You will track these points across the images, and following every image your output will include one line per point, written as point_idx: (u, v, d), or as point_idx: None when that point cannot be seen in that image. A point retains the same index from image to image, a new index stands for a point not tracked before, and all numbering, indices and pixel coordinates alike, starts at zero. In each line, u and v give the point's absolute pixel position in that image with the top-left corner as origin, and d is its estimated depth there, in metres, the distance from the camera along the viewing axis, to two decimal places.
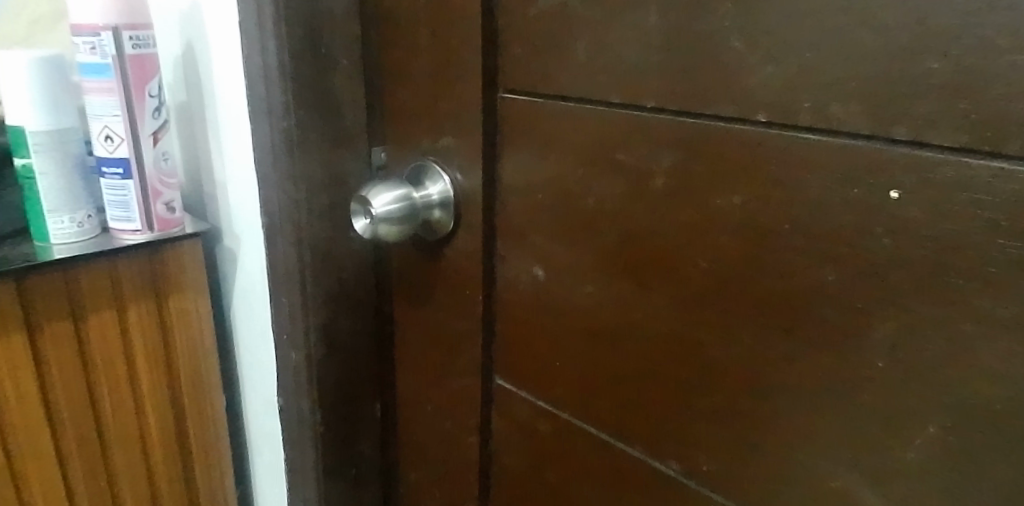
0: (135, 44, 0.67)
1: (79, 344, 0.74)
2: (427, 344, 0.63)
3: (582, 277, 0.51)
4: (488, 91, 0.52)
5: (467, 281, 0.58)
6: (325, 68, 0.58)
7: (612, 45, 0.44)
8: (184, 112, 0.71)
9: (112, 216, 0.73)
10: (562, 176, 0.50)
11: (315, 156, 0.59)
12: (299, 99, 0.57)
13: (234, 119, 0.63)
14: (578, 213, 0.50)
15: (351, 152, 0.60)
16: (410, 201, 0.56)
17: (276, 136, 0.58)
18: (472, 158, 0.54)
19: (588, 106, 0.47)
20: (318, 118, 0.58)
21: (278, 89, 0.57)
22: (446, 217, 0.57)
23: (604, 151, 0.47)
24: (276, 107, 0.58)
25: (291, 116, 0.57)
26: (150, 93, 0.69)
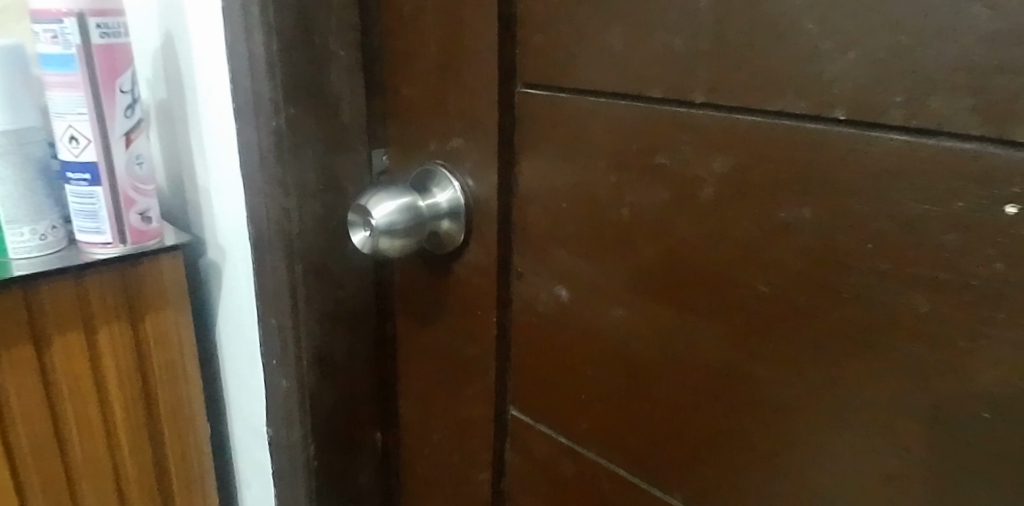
0: (103, 32, 0.60)
1: (42, 370, 0.68)
2: (433, 369, 0.57)
3: (614, 299, 0.44)
4: (505, 86, 0.46)
5: (479, 301, 0.52)
6: (319, 59, 0.51)
7: (653, 30, 0.38)
8: (163, 110, 0.64)
9: (80, 228, 0.66)
10: (590, 183, 0.43)
11: (309, 160, 0.52)
12: (291, 95, 0.51)
13: (216, 118, 0.57)
14: (609, 226, 0.43)
15: (350, 155, 0.54)
16: (416, 211, 0.50)
17: (264, 137, 0.52)
18: (486, 162, 0.48)
19: (622, 102, 0.40)
20: (312, 116, 0.52)
21: (266, 84, 0.50)
22: (456, 228, 0.51)
23: (643, 155, 0.40)
24: (264, 104, 0.51)
25: (280, 114, 0.51)
26: (121, 89, 0.63)
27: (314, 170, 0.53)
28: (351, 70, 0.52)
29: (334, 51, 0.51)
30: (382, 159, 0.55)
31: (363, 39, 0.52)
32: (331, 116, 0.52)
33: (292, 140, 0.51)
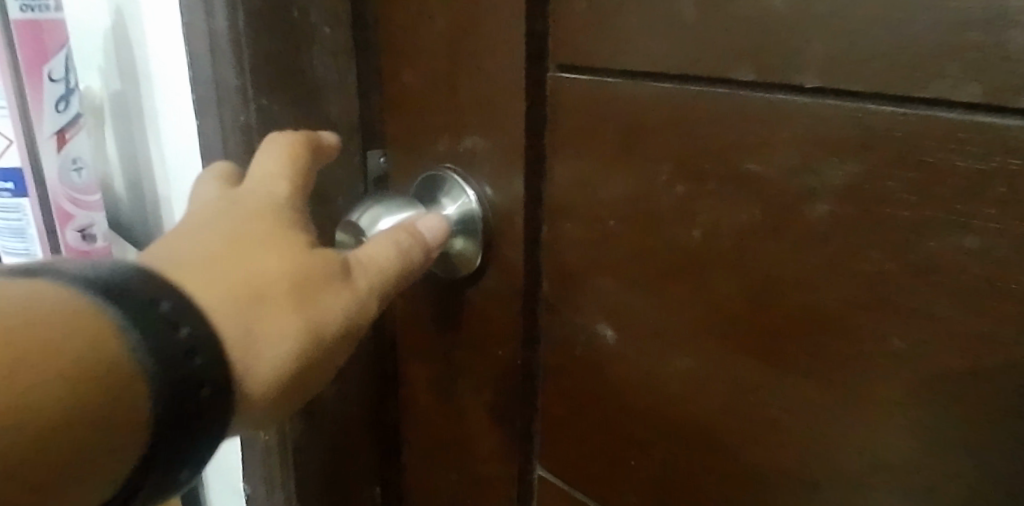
0: (25, 5, 0.50)
1: None
2: (443, 416, 0.47)
3: (675, 343, 0.35)
4: (534, 70, 0.36)
5: (501, 340, 0.42)
6: (298, 38, 0.40)
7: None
8: (117, 105, 0.55)
9: (7, 247, 0.57)
10: (647, 196, 0.33)
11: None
12: (263, 83, 0.40)
13: (176, 112, 0.46)
14: (672, 251, 0.33)
15: (339, 159, 0.44)
16: None
17: (230, 135, 0.42)
18: (509, 168, 0.38)
19: (696, 88, 0.30)
20: (293, 110, 0.42)
21: (231, 69, 0.40)
22: (471, 249, 0.41)
23: (723, 160, 0.30)
24: (229, 94, 0.41)
25: (251, 107, 0.41)
26: (51, 77, 0.53)
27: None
28: (339, 51, 0.42)
29: (318, 27, 0.41)
30: (378, 162, 0.45)
31: (355, 12, 0.42)
32: (313, 110, 0.42)
33: (265, 139, 0.41)
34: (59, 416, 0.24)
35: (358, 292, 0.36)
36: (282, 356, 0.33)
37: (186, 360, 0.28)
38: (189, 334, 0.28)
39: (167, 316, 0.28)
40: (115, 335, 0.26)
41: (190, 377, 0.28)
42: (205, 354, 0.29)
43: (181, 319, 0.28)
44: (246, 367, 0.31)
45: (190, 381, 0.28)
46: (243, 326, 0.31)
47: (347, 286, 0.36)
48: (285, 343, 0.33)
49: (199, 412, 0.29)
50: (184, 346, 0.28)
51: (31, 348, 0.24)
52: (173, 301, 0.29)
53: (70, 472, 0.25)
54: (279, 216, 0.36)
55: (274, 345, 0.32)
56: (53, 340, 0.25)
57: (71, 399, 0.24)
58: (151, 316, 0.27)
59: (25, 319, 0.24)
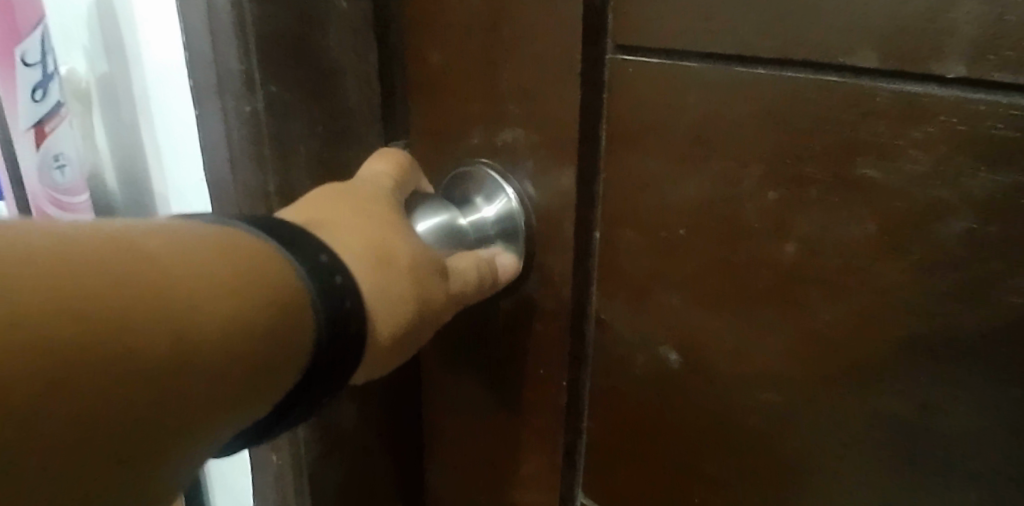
0: None
1: None
2: (474, 433, 0.43)
3: (755, 373, 0.30)
4: (590, 50, 0.31)
5: (544, 358, 0.37)
6: (312, 11, 0.35)
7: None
8: (106, 90, 0.50)
9: None
10: (728, 201, 0.28)
11: (305, 162, 0.37)
12: (273, 66, 0.34)
13: (172, 100, 0.41)
14: (758, 266, 0.28)
15: (358, 149, 0.39)
16: (460, 235, 0.36)
17: (232, 129, 0.36)
18: (557, 164, 0.33)
19: (801, 75, 0.25)
20: (306, 98, 0.36)
21: (233, 52, 0.34)
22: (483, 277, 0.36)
23: (829, 163, 0.25)
24: (231, 80, 0.35)
25: (258, 96, 0.35)
26: (25, 61, 0.48)
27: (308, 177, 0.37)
28: (358, 27, 0.37)
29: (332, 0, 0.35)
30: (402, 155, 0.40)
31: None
32: (329, 98, 0.37)
33: (276, 133, 0.36)
34: (212, 331, 0.23)
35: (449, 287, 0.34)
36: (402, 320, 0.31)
37: (338, 304, 0.28)
38: (343, 282, 0.28)
39: (326, 266, 0.28)
40: (249, 283, 0.25)
41: (338, 320, 0.28)
42: (355, 299, 0.29)
43: (337, 267, 0.28)
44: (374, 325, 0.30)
45: (344, 324, 0.28)
46: (376, 285, 0.30)
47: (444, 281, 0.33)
48: (408, 306, 0.31)
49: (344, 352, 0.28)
50: (339, 292, 0.28)
51: (162, 279, 0.22)
52: (328, 254, 0.28)
53: (170, 423, 0.22)
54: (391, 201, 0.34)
55: (398, 308, 0.31)
56: (184, 276, 0.23)
57: (218, 314, 0.23)
58: (310, 262, 0.27)
59: (160, 240, 0.23)
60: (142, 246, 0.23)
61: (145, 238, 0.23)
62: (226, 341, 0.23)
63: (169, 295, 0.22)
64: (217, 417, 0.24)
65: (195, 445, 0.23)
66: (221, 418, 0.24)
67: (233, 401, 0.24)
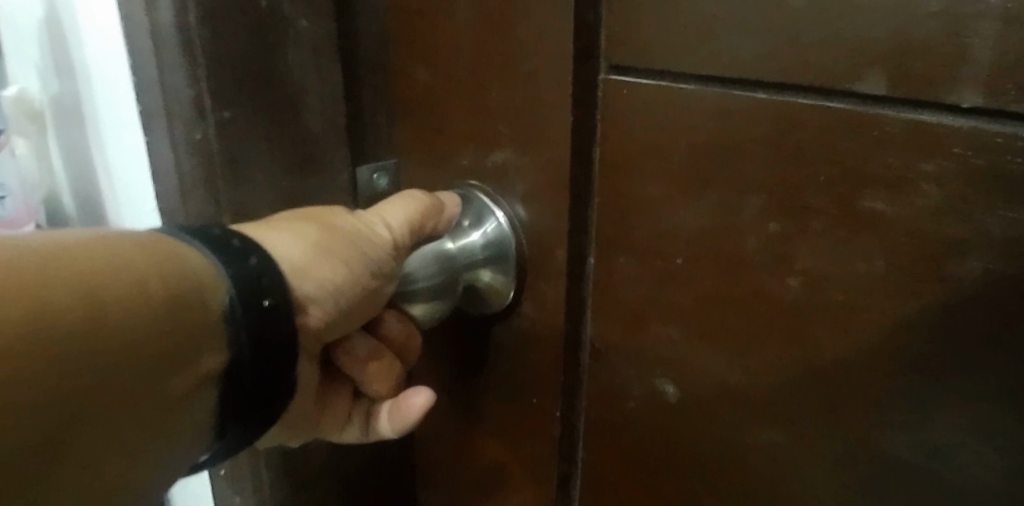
0: None
1: None
2: (466, 461, 0.41)
3: (755, 411, 0.28)
4: (583, 70, 0.29)
5: (538, 386, 0.35)
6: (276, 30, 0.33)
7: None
8: (61, 110, 0.50)
9: None
10: (726, 230, 0.27)
11: (265, 190, 0.35)
12: (225, 92, 0.33)
13: (119, 122, 0.40)
14: (757, 298, 0.27)
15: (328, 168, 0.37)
16: (445, 259, 0.35)
17: (184, 158, 0.34)
18: (547, 188, 0.32)
19: (804, 101, 0.24)
20: (264, 125, 0.34)
21: (182, 77, 0.32)
22: (432, 311, 0.35)
23: (835, 194, 0.24)
24: (181, 108, 0.33)
25: (207, 123, 0.33)
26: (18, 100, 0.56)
27: (268, 206, 0.36)
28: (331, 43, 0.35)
29: (292, 18, 0.34)
30: (372, 178, 0.39)
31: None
32: (291, 122, 0.35)
33: (231, 162, 0.34)
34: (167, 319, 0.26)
35: (370, 224, 0.32)
36: (317, 262, 0.30)
37: (244, 264, 0.28)
38: (258, 261, 0.28)
39: (239, 249, 0.28)
40: (184, 272, 0.27)
41: (250, 277, 0.28)
42: (261, 255, 0.29)
43: (251, 249, 0.29)
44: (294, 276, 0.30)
45: (256, 297, 0.28)
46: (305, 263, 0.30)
47: (356, 219, 0.32)
48: (312, 237, 0.30)
49: (265, 327, 0.28)
50: (253, 271, 0.28)
51: (92, 275, 0.24)
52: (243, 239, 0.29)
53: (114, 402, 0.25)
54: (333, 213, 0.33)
55: (326, 275, 0.31)
56: (119, 263, 0.25)
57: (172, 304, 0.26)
58: (224, 248, 0.28)
59: (101, 240, 0.25)
60: (76, 241, 0.25)
61: (80, 236, 0.25)
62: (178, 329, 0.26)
63: (111, 294, 0.24)
64: (155, 395, 0.26)
65: (140, 422, 0.26)
66: (165, 396, 0.26)
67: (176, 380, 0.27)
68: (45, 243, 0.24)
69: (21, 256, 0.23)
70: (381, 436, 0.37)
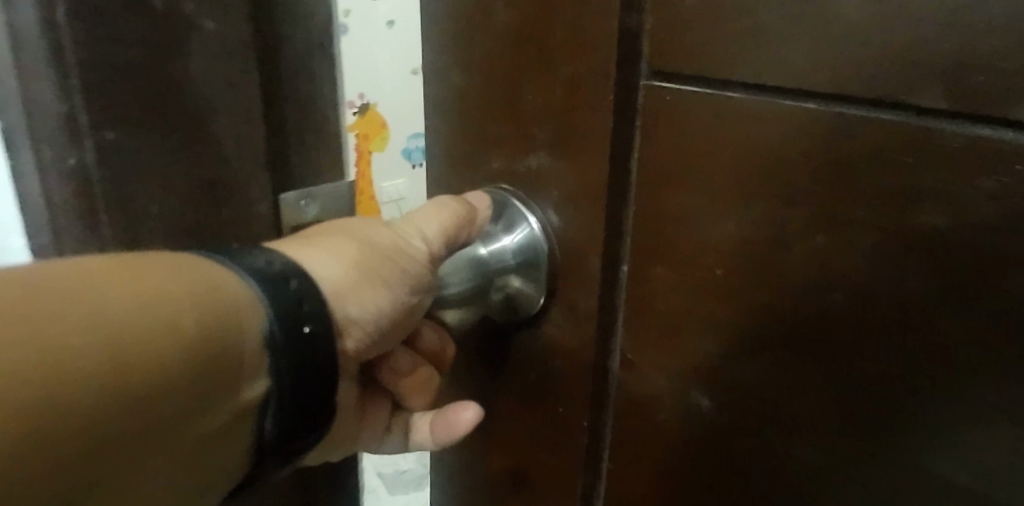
0: None
1: None
2: (488, 468, 0.40)
3: (790, 428, 0.28)
4: (625, 75, 0.29)
5: (565, 395, 0.35)
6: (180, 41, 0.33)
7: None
8: None
9: None
10: (768, 242, 0.27)
11: (166, 205, 0.36)
12: (104, 108, 0.33)
13: None
14: (799, 312, 0.26)
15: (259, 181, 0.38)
16: (481, 268, 0.35)
17: (52, 181, 0.34)
18: (581, 194, 0.31)
19: (857, 113, 0.24)
20: (157, 140, 0.34)
21: (51, 92, 0.32)
22: (465, 318, 0.36)
23: (887, 206, 0.23)
24: (51, 125, 0.33)
25: (84, 140, 0.33)
26: None
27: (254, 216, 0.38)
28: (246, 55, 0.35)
29: (198, 22, 0.34)
30: (300, 205, 0.41)
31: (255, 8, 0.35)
32: (195, 133, 0.35)
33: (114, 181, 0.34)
34: (195, 349, 0.26)
35: (406, 237, 0.33)
36: (359, 282, 0.31)
37: (284, 288, 0.28)
38: (299, 286, 0.29)
39: (281, 272, 0.29)
40: (214, 300, 0.27)
41: (291, 303, 0.28)
42: (301, 279, 0.29)
43: (292, 272, 0.29)
44: (335, 299, 0.31)
45: (296, 323, 0.29)
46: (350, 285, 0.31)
47: (391, 232, 0.32)
48: (349, 256, 0.31)
49: (306, 350, 0.29)
50: (294, 296, 0.29)
51: (118, 315, 0.24)
52: (285, 261, 0.29)
53: (135, 436, 0.25)
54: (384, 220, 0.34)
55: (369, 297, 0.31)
56: (144, 299, 0.25)
57: (201, 334, 0.26)
58: (264, 272, 0.28)
59: (131, 272, 0.26)
60: (102, 277, 0.25)
61: (105, 268, 0.26)
62: (203, 357, 0.26)
63: (135, 332, 0.24)
64: (183, 422, 0.27)
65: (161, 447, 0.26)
66: (194, 420, 0.27)
67: (205, 406, 0.27)
68: (66, 280, 0.24)
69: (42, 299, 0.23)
70: (421, 447, 0.39)
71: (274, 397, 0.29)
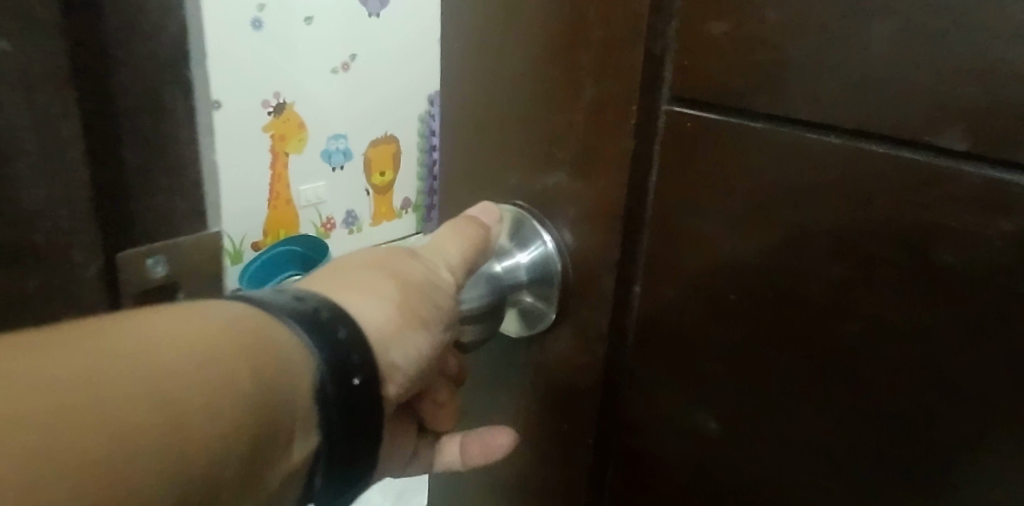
0: None
1: None
2: (490, 478, 0.41)
3: (801, 452, 0.29)
4: (647, 101, 0.29)
5: (573, 411, 0.35)
6: None
7: (982, 22, 0.21)
8: None
9: None
10: (786, 272, 0.27)
11: None
12: None
13: None
14: (815, 341, 0.27)
15: None
16: (500, 288, 0.35)
17: None
18: (598, 215, 0.32)
19: (879, 151, 0.24)
20: None
21: None
22: (481, 333, 0.36)
23: (906, 242, 0.24)
24: None
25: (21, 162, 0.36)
26: None
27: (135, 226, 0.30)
28: None
29: None
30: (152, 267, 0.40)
31: None
32: None
33: None
34: (248, 381, 0.24)
35: (435, 267, 0.32)
36: (399, 323, 0.29)
37: (333, 337, 0.27)
38: (349, 335, 0.27)
39: (327, 320, 0.27)
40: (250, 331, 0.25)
41: (338, 354, 0.27)
42: (349, 326, 0.27)
43: (340, 320, 0.27)
44: (380, 346, 0.29)
45: (349, 375, 0.26)
46: (395, 330, 0.29)
47: (423, 263, 0.32)
48: (392, 296, 0.29)
49: (357, 404, 0.27)
50: (344, 347, 0.27)
51: (155, 361, 0.23)
52: (330, 308, 0.27)
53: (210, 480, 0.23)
54: (401, 254, 0.32)
55: (412, 340, 0.30)
56: (177, 343, 0.24)
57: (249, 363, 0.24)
58: (310, 319, 0.27)
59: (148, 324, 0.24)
60: (134, 351, 0.23)
61: (131, 342, 0.23)
62: (259, 382, 0.24)
63: (175, 374, 0.23)
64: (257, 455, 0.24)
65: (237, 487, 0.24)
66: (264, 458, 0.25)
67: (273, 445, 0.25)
68: (94, 358, 0.22)
69: (72, 383, 0.21)
70: (447, 469, 0.39)
71: (325, 447, 0.27)
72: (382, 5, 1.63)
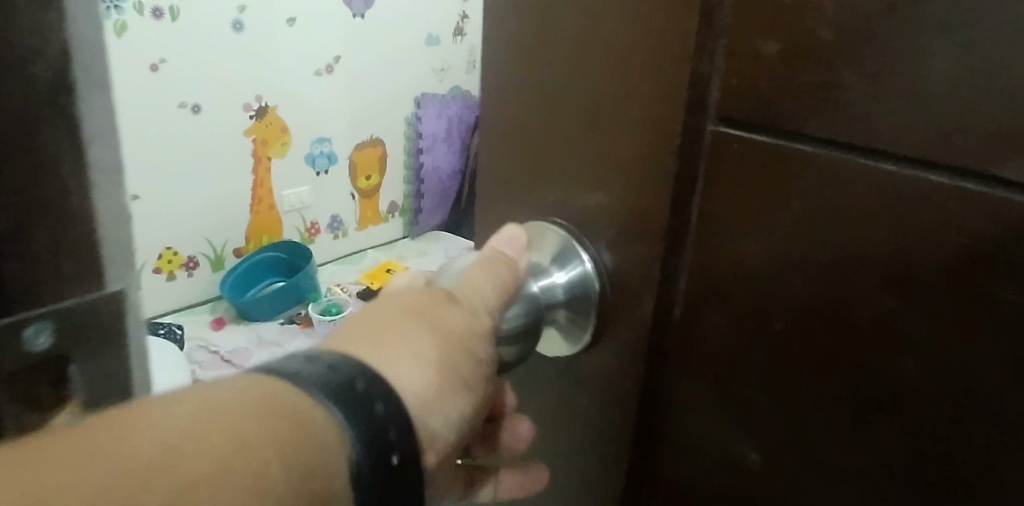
0: None
1: None
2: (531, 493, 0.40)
3: (847, 482, 0.28)
4: (690, 121, 0.28)
5: (614, 432, 0.35)
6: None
7: None
8: None
9: None
10: (837, 301, 0.26)
11: None
12: None
13: None
14: (865, 372, 0.26)
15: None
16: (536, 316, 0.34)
17: None
18: (642, 235, 0.31)
19: (939, 180, 0.23)
20: None
21: None
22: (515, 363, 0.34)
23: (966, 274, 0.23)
24: None
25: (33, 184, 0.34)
26: None
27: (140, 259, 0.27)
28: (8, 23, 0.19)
29: None
30: None
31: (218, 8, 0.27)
32: None
33: None
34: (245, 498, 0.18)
35: (475, 310, 0.30)
36: (438, 388, 0.26)
37: (370, 412, 0.22)
38: (387, 409, 0.23)
39: (364, 392, 0.22)
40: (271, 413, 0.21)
41: (373, 432, 0.22)
42: (386, 399, 0.23)
43: (377, 391, 0.23)
44: (419, 413, 0.26)
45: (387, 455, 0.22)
46: (433, 396, 0.26)
47: (463, 306, 0.29)
48: (432, 357, 0.26)
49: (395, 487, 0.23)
50: (380, 425, 0.22)
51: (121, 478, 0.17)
52: (367, 376, 0.23)
53: None
54: (440, 297, 0.29)
55: (451, 404, 0.27)
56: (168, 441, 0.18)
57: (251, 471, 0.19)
58: (343, 391, 0.22)
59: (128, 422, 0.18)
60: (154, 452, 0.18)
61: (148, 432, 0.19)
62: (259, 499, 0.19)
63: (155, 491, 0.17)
64: None
65: None
66: None
67: None
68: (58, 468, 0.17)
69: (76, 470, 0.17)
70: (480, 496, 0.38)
71: None
72: (370, 6, 1.61)
